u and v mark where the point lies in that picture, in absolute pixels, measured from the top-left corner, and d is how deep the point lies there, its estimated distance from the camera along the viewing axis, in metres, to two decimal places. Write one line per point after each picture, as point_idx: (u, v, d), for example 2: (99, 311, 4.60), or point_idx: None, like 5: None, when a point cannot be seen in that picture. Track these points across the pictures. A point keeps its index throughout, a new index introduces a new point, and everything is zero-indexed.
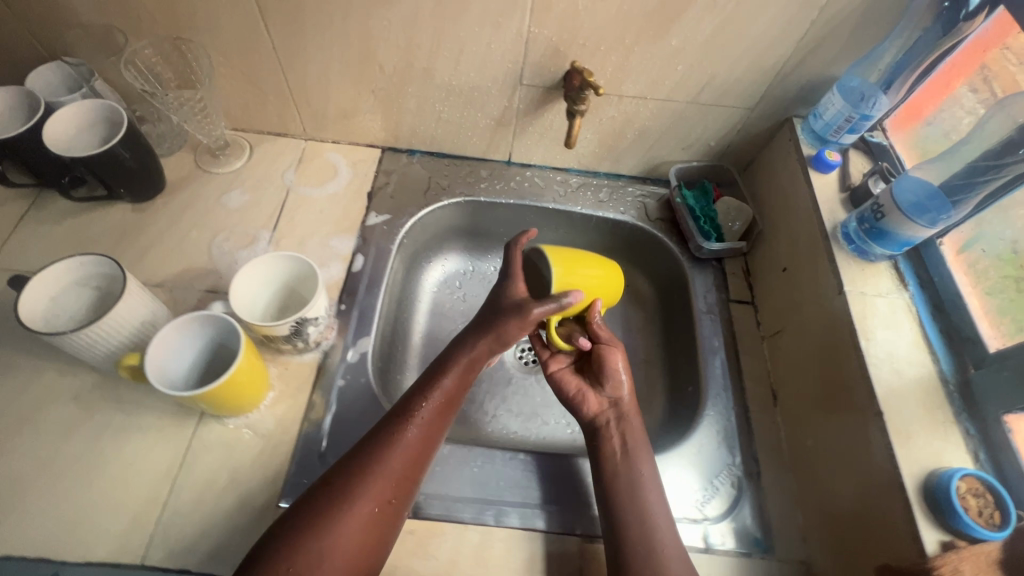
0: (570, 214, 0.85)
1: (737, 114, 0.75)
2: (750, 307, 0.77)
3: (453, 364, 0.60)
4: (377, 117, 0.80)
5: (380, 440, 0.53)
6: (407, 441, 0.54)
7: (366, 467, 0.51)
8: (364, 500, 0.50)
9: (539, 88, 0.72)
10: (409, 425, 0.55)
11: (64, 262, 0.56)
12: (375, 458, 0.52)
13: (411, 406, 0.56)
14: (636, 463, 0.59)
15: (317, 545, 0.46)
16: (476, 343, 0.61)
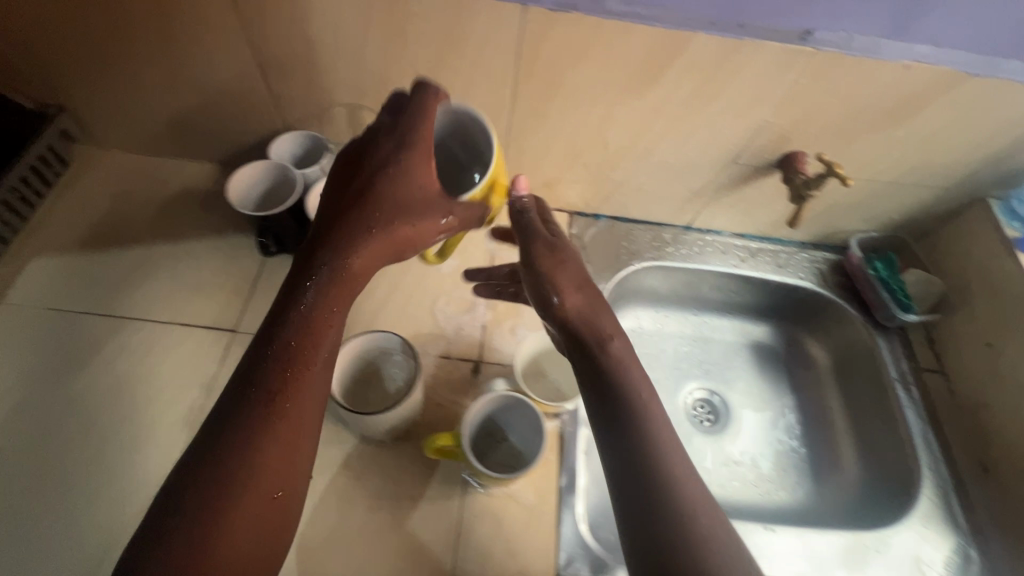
0: (750, 279, 0.89)
1: (933, 192, 0.79)
2: (940, 376, 0.80)
3: (341, 278, 0.49)
4: (579, 185, 0.83)
5: (282, 365, 0.46)
6: (300, 366, 0.47)
7: (286, 386, 0.46)
8: (277, 421, 0.45)
9: (752, 167, 0.76)
10: (296, 353, 0.47)
11: (363, 337, 0.64)
12: (281, 376, 0.46)
13: (308, 329, 0.48)
14: (645, 415, 0.48)
15: (228, 475, 0.42)
16: (369, 246, 0.50)
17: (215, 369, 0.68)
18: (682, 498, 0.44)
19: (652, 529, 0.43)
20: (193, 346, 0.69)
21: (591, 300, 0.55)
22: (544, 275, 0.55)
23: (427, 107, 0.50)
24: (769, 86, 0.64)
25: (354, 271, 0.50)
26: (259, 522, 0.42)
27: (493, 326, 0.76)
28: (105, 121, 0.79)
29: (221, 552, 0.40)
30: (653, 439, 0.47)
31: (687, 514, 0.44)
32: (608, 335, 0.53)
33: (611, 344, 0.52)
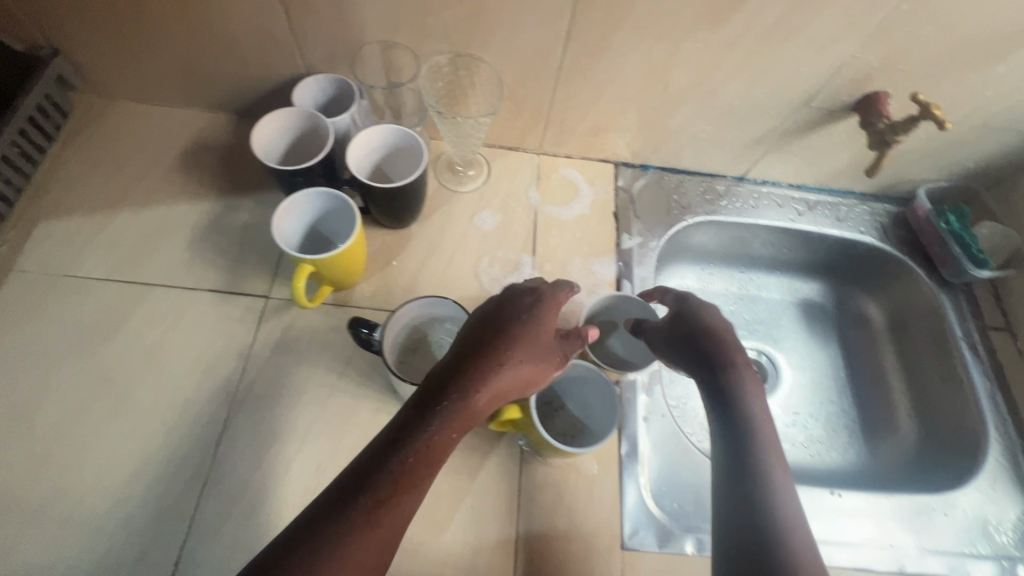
0: (807, 234, 0.83)
1: (1015, 138, 0.73)
2: (1007, 335, 0.77)
3: (461, 410, 0.46)
4: (630, 134, 0.77)
5: (385, 493, 0.42)
6: (400, 493, 0.43)
7: (386, 516, 0.42)
8: (368, 541, 0.41)
9: (824, 110, 0.69)
10: (408, 480, 0.43)
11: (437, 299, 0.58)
12: (389, 506, 0.42)
13: (427, 462, 0.44)
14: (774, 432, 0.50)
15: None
16: (500, 377, 0.49)
17: (251, 338, 0.63)
18: (768, 488, 0.46)
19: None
20: (225, 315, 0.64)
21: (713, 342, 0.57)
22: (705, 336, 0.57)
23: (555, 293, 0.56)
24: (865, 13, 0.57)
25: (472, 406, 0.47)
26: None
27: None
28: (105, 65, 0.71)
29: None
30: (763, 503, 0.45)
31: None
32: (735, 372, 0.54)
33: (738, 392, 0.53)
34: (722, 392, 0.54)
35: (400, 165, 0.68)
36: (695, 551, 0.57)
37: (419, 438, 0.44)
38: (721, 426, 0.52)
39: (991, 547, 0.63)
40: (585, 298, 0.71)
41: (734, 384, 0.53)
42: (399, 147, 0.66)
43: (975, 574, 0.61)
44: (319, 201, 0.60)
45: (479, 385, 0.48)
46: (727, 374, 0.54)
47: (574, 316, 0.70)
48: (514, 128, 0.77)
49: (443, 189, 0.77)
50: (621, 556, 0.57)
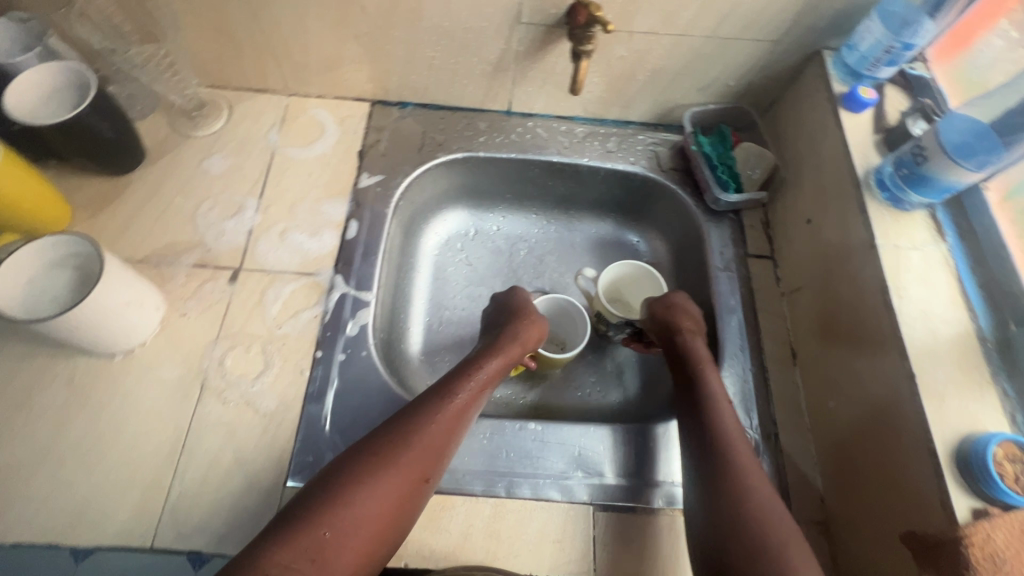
0: (577, 167, 0.79)
1: (760, 49, 0.68)
2: (769, 263, 0.73)
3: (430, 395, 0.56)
4: (364, 66, 0.73)
5: (373, 451, 0.50)
6: (397, 450, 0.51)
7: (390, 468, 0.49)
8: (390, 487, 0.49)
9: (540, 27, 0.65)
10: (417, 436, 0.52)
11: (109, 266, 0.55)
12: (379, 463, 0.49)
13: (413, 428, 0.52)
14: (709, 392, 0.58)
15: (318, 544, 0.44)
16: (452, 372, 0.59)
17: None
18: (721, 438, 0.54)
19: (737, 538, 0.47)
20: None
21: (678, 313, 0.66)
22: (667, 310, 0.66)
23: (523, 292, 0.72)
24: None
25: (491, 374, 0.61)
26: (360, 558, 0.46)
27: (260, 232, 0.69)
28: None
29: (338, 552, 0.45)
30: (710, 443, 0.54)
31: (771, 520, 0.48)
32: (692, 335, 0.63)
33: (693, 350, 0.62)
34: (678, 355, 0.62)
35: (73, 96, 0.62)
36: None
37: (415, 413, 0.54)
38: (681, 389, 0.60)
39: None
40: (306, 239, 0.69)
41: (688, 346, 0.62)
42: (75, 82, 0.63)
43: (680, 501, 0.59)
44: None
45: (495, 355, 0.62)
46: (681, 337, 0.63)
47: (291, 257, 0.68)
48: (246, 68, 0.74)
49: (174, 134, 0.74)
50: (282, 494, 0.55)
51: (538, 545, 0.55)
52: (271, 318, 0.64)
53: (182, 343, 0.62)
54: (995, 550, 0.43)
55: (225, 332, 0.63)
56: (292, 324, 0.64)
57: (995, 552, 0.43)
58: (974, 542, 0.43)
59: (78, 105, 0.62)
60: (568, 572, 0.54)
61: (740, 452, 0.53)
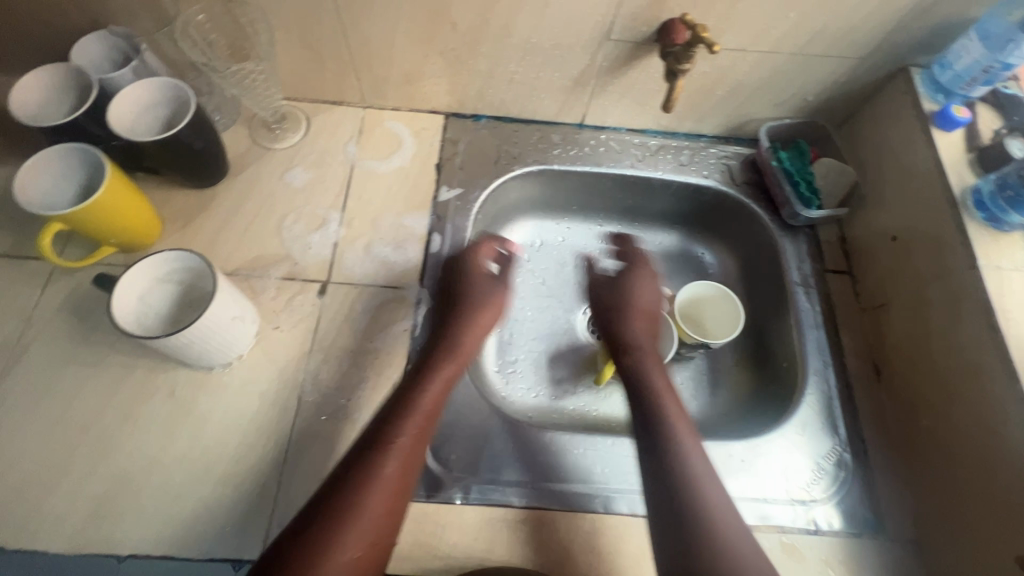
0: (649, 181, 0.80)
1: (845, 66, 0.68)
2: (847, 278, 0.73)
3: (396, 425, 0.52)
4: (444, 80, 0.73)
5: (328, 508, 0.46)
6: (354, 498, 0.47)
7: (349, 517, 0.46)
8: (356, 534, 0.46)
9: (628, 43, 0.65)
10: (375, 475, 0.48)
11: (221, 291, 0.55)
12: (336, 513, 0.46)
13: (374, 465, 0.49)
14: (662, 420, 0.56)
15: None
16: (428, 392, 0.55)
17: (33, 301, 0.63)
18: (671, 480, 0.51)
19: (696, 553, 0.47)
20: (9, 279, 0.64)
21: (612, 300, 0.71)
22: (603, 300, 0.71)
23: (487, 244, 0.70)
24: None
25: (433, 402, 0.55)
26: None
27: (345, 244, 0.69)
28: None
29: None
30: (678, 481, 0.51)
31: (728, 525, 0.49)
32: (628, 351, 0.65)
33: (638, 363, 0.64)
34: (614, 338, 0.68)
35: (172, 112, 0.64)
36: (463, 499, 0.57)
37: (372, 450, 0.50)
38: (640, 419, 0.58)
39: (788, 492, 0.61)
40: (390, 252, 0.69)
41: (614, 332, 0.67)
42: (172, 99, 0.64)
43: (771, 519, 0.59)
44: (77, 159, 0.58)
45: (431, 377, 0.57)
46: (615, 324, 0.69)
47: (377, 270, 0.68)
48: (326, 81, 0.74)
49: (255, 147, 0.74)
50: None
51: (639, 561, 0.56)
52: (362, 332, 0.64)
53: (278, 357, 0.63)
54: None
55: (318, 346, 0.63)
56: (383, 337, 0.64)
57: None
58: None
59: (178, 121, 0.63)
60: None
61: (708, 492, 0.51)
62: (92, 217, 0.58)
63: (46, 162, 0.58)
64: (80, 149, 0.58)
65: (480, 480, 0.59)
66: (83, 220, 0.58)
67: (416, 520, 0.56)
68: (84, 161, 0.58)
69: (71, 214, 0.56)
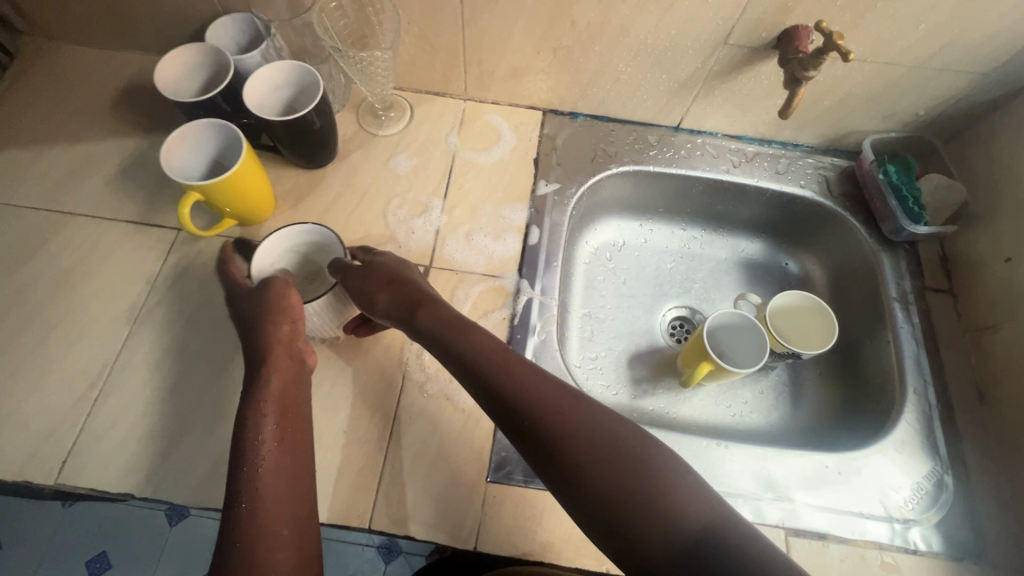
0: (743, 187, 0.79)
1: (965, 81, 0.67)
2: (948, 298, 0.71)
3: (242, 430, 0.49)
4: (550, 77, 0.75)
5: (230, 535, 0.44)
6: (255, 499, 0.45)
7: (259, 525, 0.44)
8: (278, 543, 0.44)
9: (745, 48, 0.65)
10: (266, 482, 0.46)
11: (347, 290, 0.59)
12: (245, 530, 0.44)
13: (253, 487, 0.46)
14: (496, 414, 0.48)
15: None
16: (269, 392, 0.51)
17: (158, 266, 0.67)
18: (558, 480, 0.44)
19: (611, 523, 0.41)
20: (137, 244, 0.68)
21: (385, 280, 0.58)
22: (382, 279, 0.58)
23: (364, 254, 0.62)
24: None
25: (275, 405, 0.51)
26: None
27: (447, 231, 0.71)
28: (45, 11, 0.74)
29: None
30: (580, 473, 0.43)
31: (636, 469, 0.42)
32: (418, 310, 0.56)
33: (438, 318, 0.55)
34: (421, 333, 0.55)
35: (298, 94, 0.67)
36: None
37: (241, 453, 0.48)
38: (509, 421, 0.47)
39: (884, 508, 0.60)
40: (490, 242, 0.71)
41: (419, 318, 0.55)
42: (299, 82, 0.67)
43: (867, 535, 0.58)
44: (219, 134, 0.62)
45: (271, 375, 0.52)
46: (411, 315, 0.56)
47: (477, 259, 0.70)
48: (434, 72, 0.77)
49: (362, 132, 0.77)
50: (486, 489, 0.57)
51: None
52: None
53: (383, 335, 0.65)
54: None
55: None
56: (483, 324, 0.66)
57: None
58: None
59: (306, 103, 0.67)
60: None
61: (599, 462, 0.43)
62: (230, 192, 0.62)
63: (193, 137, 0.61)
64: (222, 124, 0.61)
65: None
66: (224, 193, 0.61)
67: (515, 504, 0.57)
68: (224, 136, 0.62)
69: (214, 187, 0.60)
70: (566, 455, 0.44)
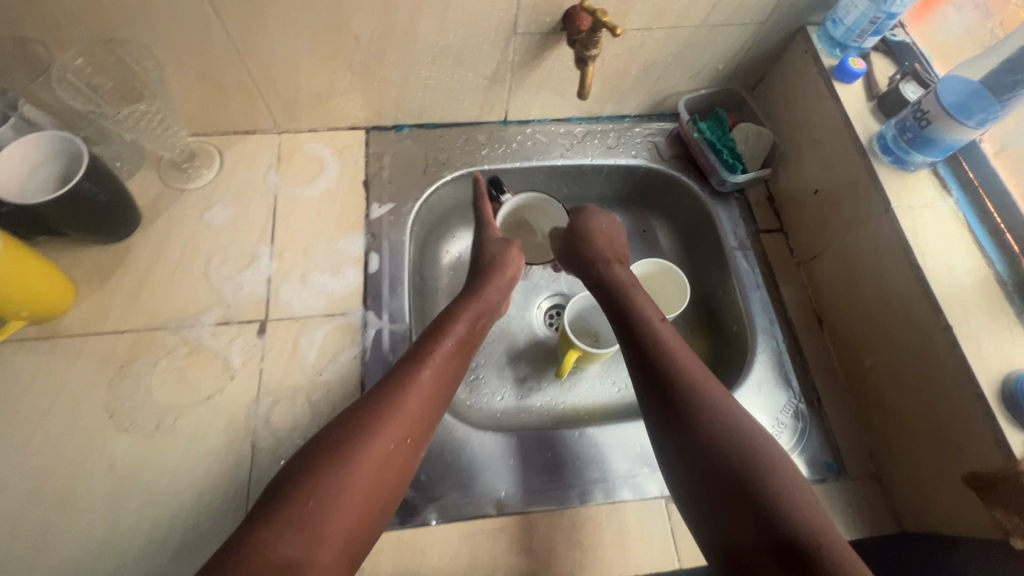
0: (581, 167, 0.80)
1: (747, 32, 0.70)
2: (780, 236, 0.76)
3: (415, 357, 0.55)
4: (357, 95, 0.71)
5: (340, 427, 0.48)
6: (388, 413, 0.50)
7: (380, 429, 0.49)
8: (376, 453, 0.47)
9: (536, 34, 0.65)
10: (397, 408, 0.50)
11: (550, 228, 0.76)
12: (360, 428, 0.48)
13: (377, 406, 0.50)
14: (658, 349, 0.55)
15: (318, 495, 0.43)
16: (450, 338, 0.58)
17: None
18: (660, 414, 0.52)
19: (731, 500, 0.46)
20: None
21: (591, 245, 0.68)
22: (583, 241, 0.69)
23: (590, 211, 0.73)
24: None
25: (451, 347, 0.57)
26: (350, 534, 0.44)
27: (279, 278, 0.67)
28: None
29: (332, 504, 0.43)
30: (701, 412, 0.49)
31: (762, 467, 0.46)
32: (616, 263, 0.67)
33: (611, 281, 0.64)
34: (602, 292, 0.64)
35: (62, 171, 0.60)
36: (438, 519, 0.56)
37: (400, 368, 0.54)
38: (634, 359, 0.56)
39: None
40: (328, 280, 0.67)
41: (611, 277, 0.65)
42: (63, 156, 0.60)
43: None
44: None
45: (450, 330, 0.59)
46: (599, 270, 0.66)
47: (318, 301, 0.66)
48: (233, 111, 0.71)
49: (166, 190, 0.70)
50: None
51: (622, 545, 0.56)
52: (310, 366, 0.62)
53: (222, 407, 0.59)
54: None
55: (266, 388, 0.61)
56: (333, 368, 0.62)
57: None
58: None
59: (73, 177, 0.59)
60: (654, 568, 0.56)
61: (718, 410, 0.50)
62: None
63: None
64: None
65: (453, 495, 0.58)
66: None
67: (391, 550, 0.54)
68: None
69: None
70: (690, 414, 0.50)
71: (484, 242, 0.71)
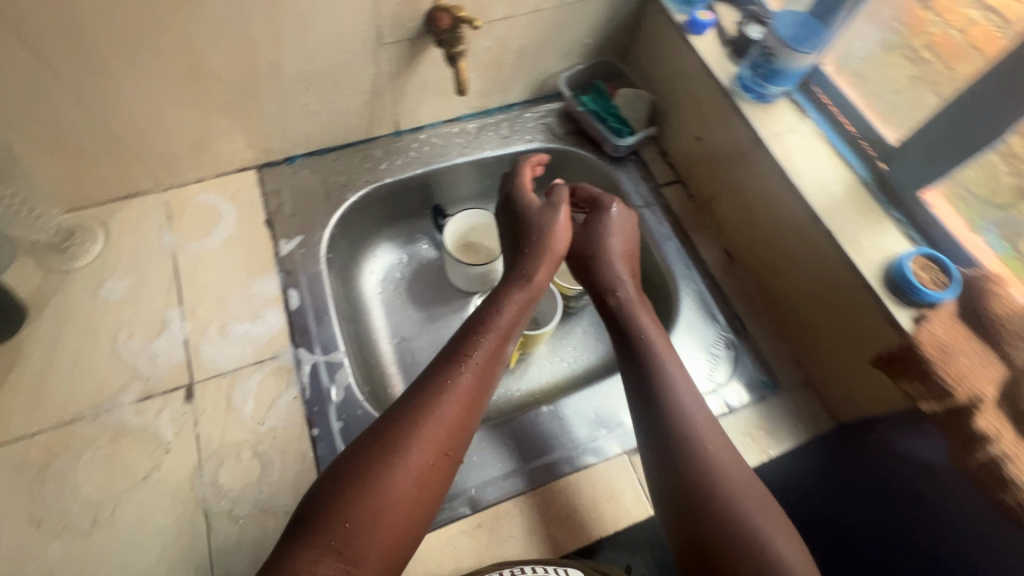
0: (483, 161, 0.81)
1: (604, 4, 0.73)
2: (679, 186, 0.80)
3: (438, 390, 0.51)
4: (237, 134, 0.69)
5: (374, 442, 0.48)
6: (410, 456, 0.47)
7: (398, 473, 0.46)
8: (408, 475, 0.47)
9: (403, 41, 0.65)
10: (432, 421, 0.49)
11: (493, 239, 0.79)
12: (398, 446, 0.47)
13: (406, 423, 0.49)
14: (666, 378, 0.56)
15: (340, 537, 0.43)
16: (473, 366, 0.54)
17: None
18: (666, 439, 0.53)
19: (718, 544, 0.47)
20: None
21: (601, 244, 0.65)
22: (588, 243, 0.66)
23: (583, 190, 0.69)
24: None
25: (473, 378, 0.53)
26: (389, 549, 0.45)
27: (197, 337, 0.64)
28: None
29: (358, 545, 0.43)
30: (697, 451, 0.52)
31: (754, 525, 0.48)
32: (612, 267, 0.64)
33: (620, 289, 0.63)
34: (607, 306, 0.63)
35: None
36: None
37: (423, 397, 0.51)
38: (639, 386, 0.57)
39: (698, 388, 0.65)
40: (250, 327, 0.65)
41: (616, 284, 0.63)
42: None
43: None
44: None
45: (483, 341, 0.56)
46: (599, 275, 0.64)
47: (243, 350, 0.63)
48: (106, 177, 0.67)
49: (49, 274, 0.65)
50: None
51: (595, 510, 0.58)
52: (249, 419, 0.60)
53: (163, 483, 0.56)
54: (942, 343, 0.51)
55: (206, 453, 0.58)
56: (275, 413, 0.60)
57: (942, 344, 0.51)
58: (926, 343, 0.51)
59: None
60: (630, 520, 0.58)
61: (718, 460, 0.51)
62: None
63: None
64: None
65: None
66: None
67: None
68: None
69: None
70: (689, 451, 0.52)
71: (523, 205, 0.66)
